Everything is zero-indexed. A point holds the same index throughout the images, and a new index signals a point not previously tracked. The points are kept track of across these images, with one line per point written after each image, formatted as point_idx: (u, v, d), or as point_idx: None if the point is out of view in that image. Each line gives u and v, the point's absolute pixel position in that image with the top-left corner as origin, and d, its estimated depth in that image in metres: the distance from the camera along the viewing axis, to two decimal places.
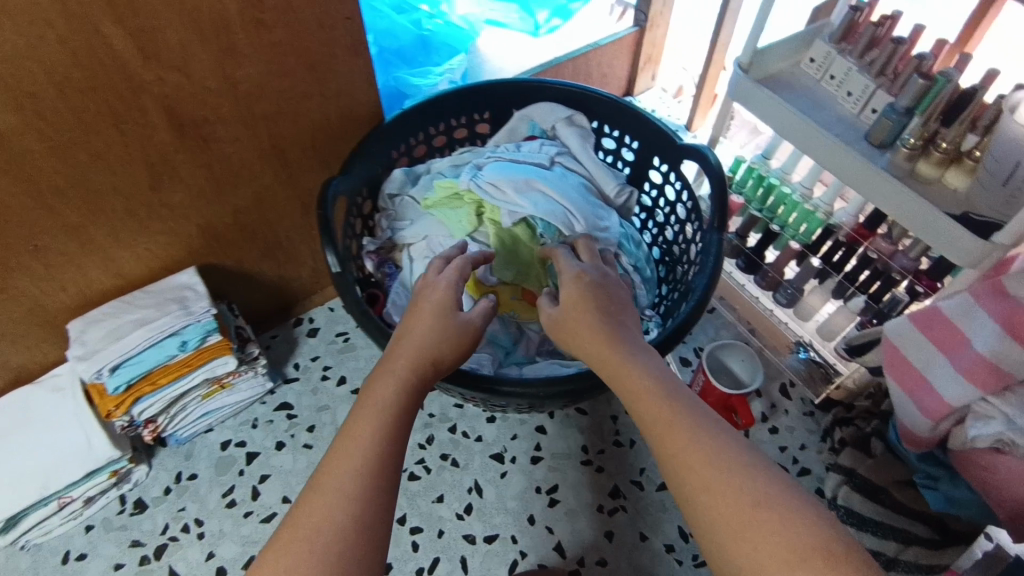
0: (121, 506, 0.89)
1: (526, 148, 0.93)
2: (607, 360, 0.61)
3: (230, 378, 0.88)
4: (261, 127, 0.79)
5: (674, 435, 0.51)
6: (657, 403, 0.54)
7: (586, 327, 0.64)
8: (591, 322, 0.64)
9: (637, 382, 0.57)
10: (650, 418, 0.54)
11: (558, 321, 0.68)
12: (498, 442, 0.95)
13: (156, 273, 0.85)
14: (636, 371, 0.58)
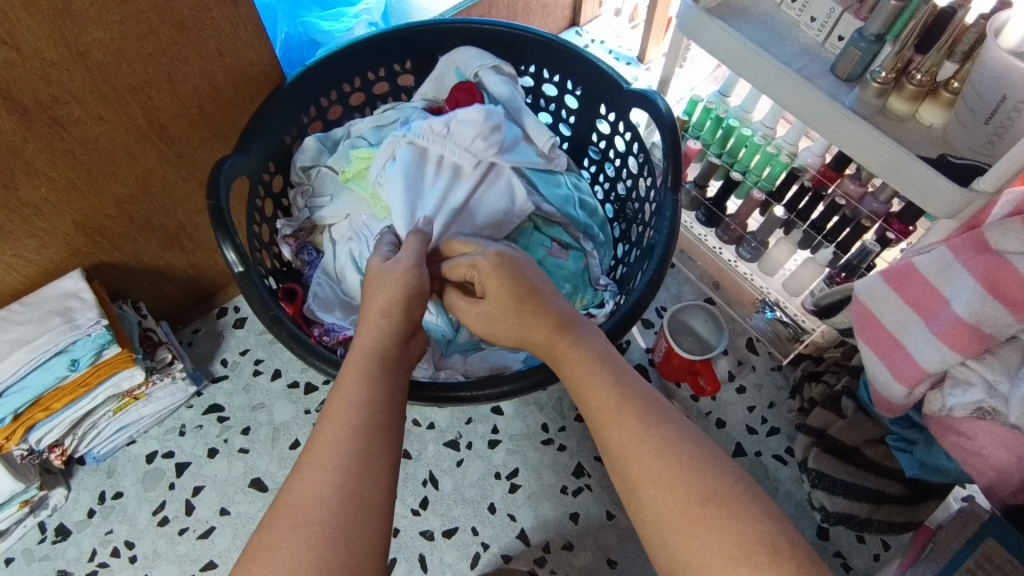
0: (41, 535, 0.80)
1: (459, 128, 0.77)
2: (562, 360, 0.54)
3: (144, 388, 0.79)
4: (129, 101, 0.67)
5: (633, 457, 0.45)
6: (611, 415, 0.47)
7: (527, 318, 0.56)
8: (532, 313, 0.56)
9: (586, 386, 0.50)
10: (606, 434, 0.47)
11: (483, 309, 0.60)
12: (452, 429, 0.88)
13: (33, 281, 0.74)
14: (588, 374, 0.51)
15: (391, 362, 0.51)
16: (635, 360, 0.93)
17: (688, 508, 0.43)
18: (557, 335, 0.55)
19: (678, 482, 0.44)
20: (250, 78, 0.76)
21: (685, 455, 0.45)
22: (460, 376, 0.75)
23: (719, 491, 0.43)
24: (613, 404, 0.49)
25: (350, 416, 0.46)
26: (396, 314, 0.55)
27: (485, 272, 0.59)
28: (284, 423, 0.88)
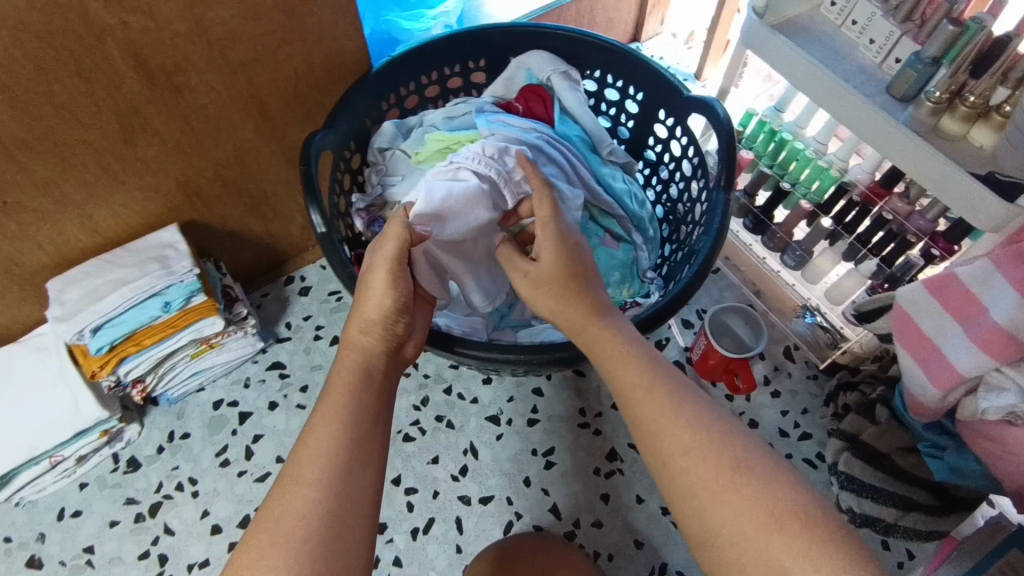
0: (114, 464, 0.88)
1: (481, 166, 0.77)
2: (595, 340, 0.58)
3: (219, 338, 0.86)
4: (238, 75, 0.75)
5: (674, 442, 0.49)
6: (656, 408, 0.51)
7: (573, 297, 0.60)
8: (578, 295, 0.60)
9: (631, 373, 0.54)
10: (647, 421, 0.51)
11: (534, 271, 0.62)
12: (494, 405, 0.93)
13: (135, 231, 0.82)
14: (632, 368, 0.54)
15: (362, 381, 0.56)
16: (672, 357, 0.97)
17: (720, 477, 0.46)
18: (587, 318, 0.59)
19: (708, 453, 0.48)
20: (341, 63, 0.83)
21: (716, 431, 0.49)
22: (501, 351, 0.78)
23: (754, 469, 0.47)
24: (644, 384, 0.53)
25: (337, 424, 0.52)
26: (374, 332, 0.58)
27: (546, 243, 0.62)
28: None
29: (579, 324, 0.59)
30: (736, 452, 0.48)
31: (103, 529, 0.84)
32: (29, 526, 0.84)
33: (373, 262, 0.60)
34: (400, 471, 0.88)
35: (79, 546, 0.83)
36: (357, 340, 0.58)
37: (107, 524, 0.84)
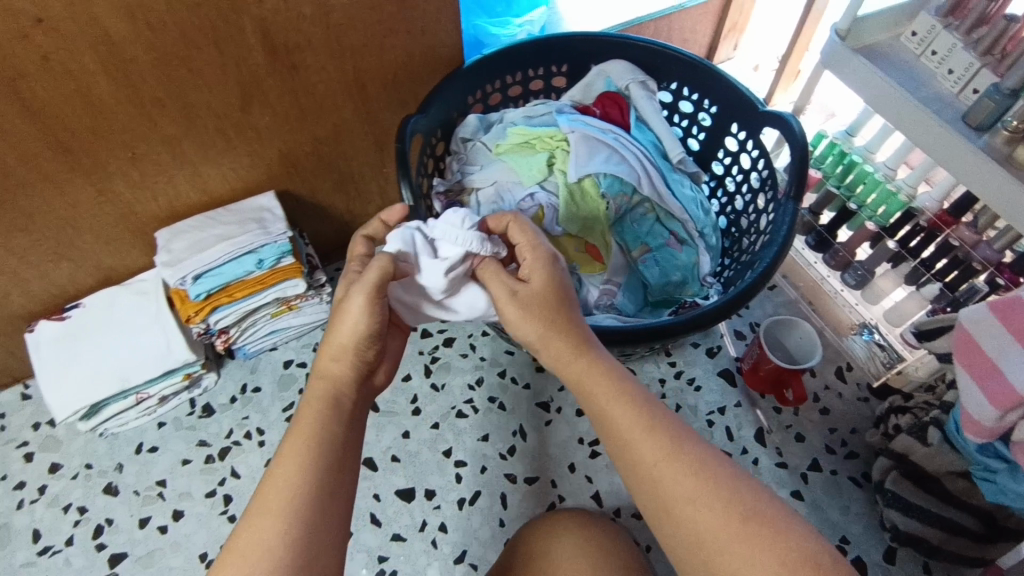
0: (190, 409, 0.95)
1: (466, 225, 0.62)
2: (586, 378, 0.58)
3: (299, 301, 0.93)
4: (347, 59, 0.82)
5: (680, 490, 0.51)
6: (660, 456, 0.53)
7: (566, 328, 0.59)
8: (570, 323, 0.59)
9: (630, 420, 0.55)
10: (650, 466, 0.53)
11: (524, 292, 0.60)
12: (545, 391, 0.97)
13: (238, 194, 0.90)
14: (630, 411, 0.55)
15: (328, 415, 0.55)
16: (723, 365, 0.99)
17: (730, 527, 0.49)
18: (574, 352, 0.59)
19: (713, 502, 0.50)
20: (436, 57, 0.90)
21: (721, 477, 0.52)
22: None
23: (760, 513, 0.50)
24: (643, 427, 0.54)
25: (307, 454, 0.52)
26: (345, 358, 0.57)
27: (536, 266, 0.60)
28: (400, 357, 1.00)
29: (570, 361, 0.58)
30: (743, 499, 0.50)
31: (175, 466, 0.90)
32: (109, 455, 0.90)
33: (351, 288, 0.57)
34: (452, 444, 0.93)
35: (152, 479, 0.89)
36: (329, 369, 0.57)
37: (180, 462, 0.90)
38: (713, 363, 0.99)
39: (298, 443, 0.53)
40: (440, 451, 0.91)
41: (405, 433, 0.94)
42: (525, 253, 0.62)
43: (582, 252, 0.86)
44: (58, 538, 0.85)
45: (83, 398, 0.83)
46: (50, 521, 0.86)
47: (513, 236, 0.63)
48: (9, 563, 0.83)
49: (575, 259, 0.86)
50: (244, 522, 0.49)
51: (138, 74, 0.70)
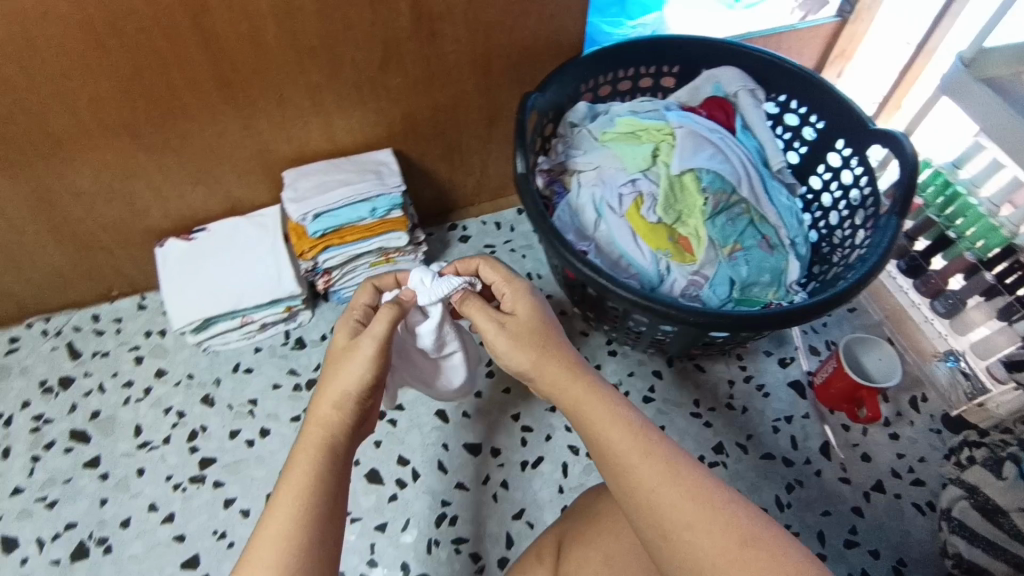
0: (285, 340, 1.02)
1: (434, 285, 0.71)
2: (582, 401, 0.61)
3: (396, 254, 1.00)
4: (480, 34, 0.88)
5: (678, 512, 0.52)
6: (655, 477, 0.54)
7: (555, 357, 0.64)
8: (559, 350, 0.65)
9: (623, 441, 0.57)
10: (646, 486, 0.54)
11: (513, 323, 0.67)
12: (614, 374, 1.01)
13: (360, 146, 0.97)
14: (625, 432, 0.58)
15: (323, 459, 0.56)
16: (794, 376, 1.00)
17: (731, 549, 0.50)
18: (570, 376, 0.63)
19: (711, 526, 0.51)
20: (559, 44, 0.95)
21: (721, 499, 0.53)
22: (641, 328, 0.84)
23: (761, 538, 0.50)
24: (640, 449, 0.56)
25: (306, 492, 0.54)
26: (346, 406, 0.60)
27: (518, 298, 0.69)
28: None
29: (566, 385, 0.63)
30: (745, 525, 0.51)
31: (266, 389, 0.97)
32: (209, 369, 0.99)
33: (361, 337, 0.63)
34: (522, 410, 0.97)
35: (245, 397, 0.96)
36: (328, 414, 0.59)
37: (270, 386, 0.98)
38: (784, 373, 1.00)
39: (298, 486, 0.54)
40: (509, 414, 0.96)
41: (477, 392, 0.99)
42: (503, 288, 0.71)
43: (675, 241, 0.88)
44: (157, 436, 0.92)
45: (197, 310, 0.92)
46: (151, 420, 0.93)
47: (485, 275, 0.73)
48: (111, 450, 0.91)
49: (667, 247, 0.88)
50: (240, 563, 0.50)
51: (301, 22, 0.77)
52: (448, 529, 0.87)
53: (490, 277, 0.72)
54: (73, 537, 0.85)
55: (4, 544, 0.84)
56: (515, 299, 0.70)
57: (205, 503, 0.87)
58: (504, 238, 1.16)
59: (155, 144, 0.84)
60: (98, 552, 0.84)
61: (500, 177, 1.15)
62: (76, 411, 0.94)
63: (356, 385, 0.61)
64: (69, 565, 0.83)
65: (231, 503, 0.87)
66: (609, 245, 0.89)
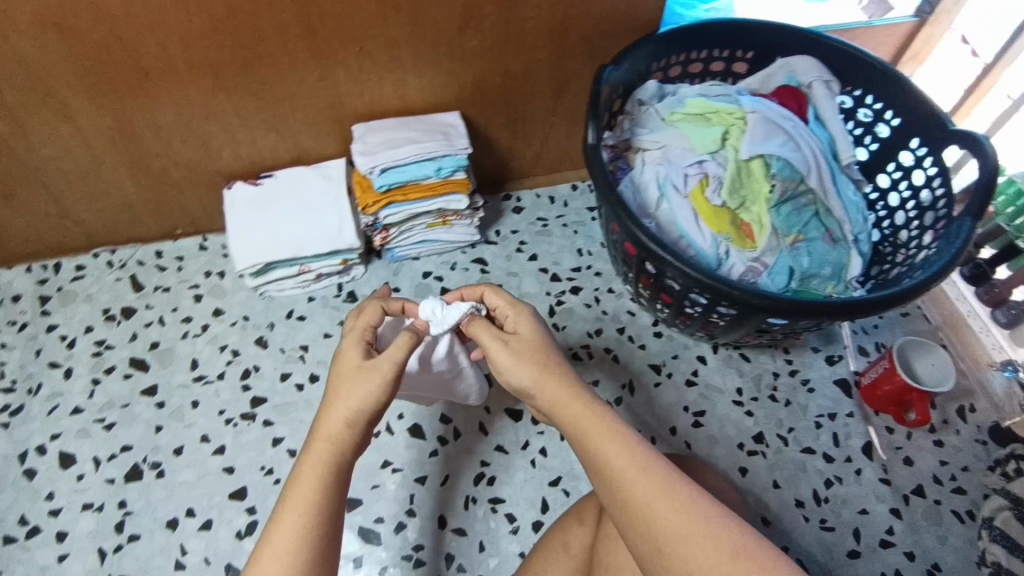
0: (337, 292, 1.04)
1: (445, 313, 0.74)
2: (581, 419, 0.62)
3: (453, 217, 1.02)
4: (561, 3, 0.88)
5: (672, 526, 0.54)
6: (651, 492, 0.56)
7: (555, 377, 0.65)
8: (561, 369, 0.66)
9: (620, 458, 0.58)
10: (642, 500, 0.56)
11: (516, 341, 0.68)
12: (659, 355, 1.01)
13: (429, 106, 0.98)
14: (622, 447, 0.59)
15: (331, 477, 0.58)
16: (840, 374, 0.99)
17: (722, 562, 0.52)
18: (569, 394, 0.64)
19: (703, 540, 0.53)
20: (636, 19, 0.94)
21: (714, 514, 0.55)
22: (696, 309, 0.85)
23: (753, 552, 0.52)
24: (635, 466, 0.57)
25: (312, 510, 0.55)
26: (356, 424, 0.61)
27: (522, 321, 0.70)
28: (529, 293, 1.07)
29: (564, 403, 0.64)
30: (737, 538, 0.53)
31: (317, 337, 1.00)
32: (264, 314, 1.01)
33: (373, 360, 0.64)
34: None
35: (297, 343, 0.99)
36: (338, 433, 0.60)
37: (321, 334, 1.00)
38: (831, 370, 0.99)
39: (307, 505, 0.56)
40: None
41: None
42: (506, 311, 0.73)
43: (737, 226, 0.86)
44: (212, 372, 0.95)
45: (260, 254, 0.94)
46: (207, 356, 0.97)
47: (489, 300, 0.74)
48: (168, 381, 0.94)
49: (729, 231, 0.86)
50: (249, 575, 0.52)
51: None
52: (486, 489, 0.89)
53: (494, 300, 0.74)
54: (128, 458, 0.88)
55: (63, 458, 0.88)
56: (518, 324, 0.71)
57: (254, 440, 0.90)
58: (557, 212, 1.16)
59: (235, 87, 0.85)
60: (151, 475, 0.87)
61: (558, 151, 1.15)
62: (136, 340, 0.97)
63: (365, 407, 0.62)
64: (123, 485, 0.86)
65: (279, 442, 0.90)
66: (672, 224, 0.88)
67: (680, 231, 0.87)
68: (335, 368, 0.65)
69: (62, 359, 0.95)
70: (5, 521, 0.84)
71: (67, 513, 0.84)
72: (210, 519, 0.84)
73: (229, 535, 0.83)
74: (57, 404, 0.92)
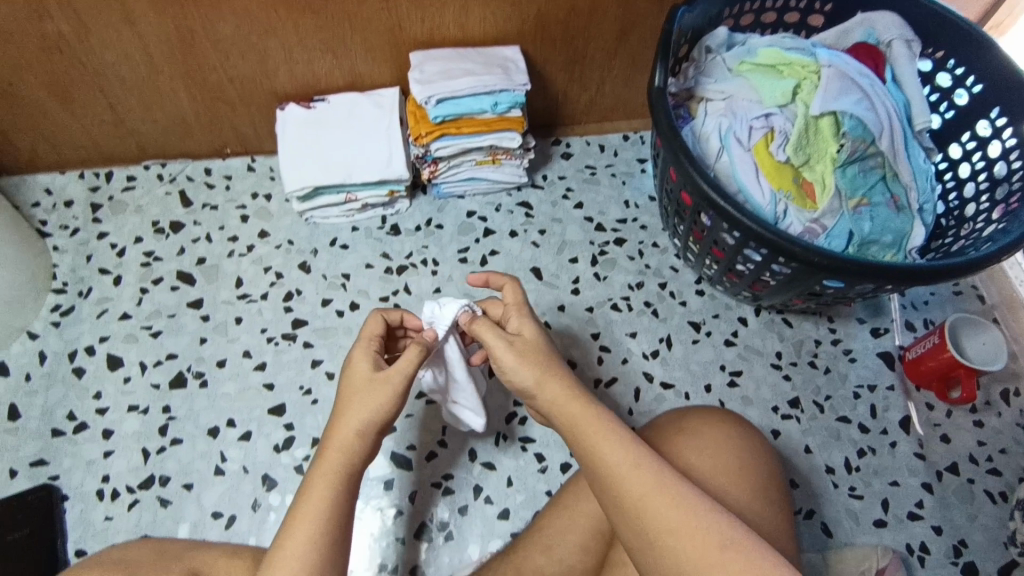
0: (381, 224, 1.04)
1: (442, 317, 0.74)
2: (578, 418, 0.61)
3: (503, 156, 0.99)
4: None
5: (666, 522, 0.54)
6: (646, 489, 0.55)
7: (555, 379, 0.63)
8: (561, 372, 0.64)
9: (618, 457, 0.57)
10: (636, 497, 0.55)
11: (519, 341, 0.66)
12: (699, 313, 1.00)
13: (489, 38, 0.96)
14: (617, 445, 0.58)
15: (341, 488, 0.57)
16: (884, 347, 0.97)
17: (709, 555, 0.52)
18: (570, 394, 0.62)
19: (694, 534, 0.53)
20: None
21: (703, 505, 0.55)
22: (748, 267, 0.83)
23: (740, 542, 0.53)
24: (631, 463, 0.56)
25: (320, 521, 0.54)
26: (367, 435, 0.60)
27: (525, 325, 0.69)
28: (572, 241, 1.06)
29: (563, 403, 0.62)
30: (726, 531, 0.53)
31: (359, 266, 1.00)
32: (308, 240, 1.02)
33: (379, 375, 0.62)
34: (602, 330, 0.99)
35: (340, 270, 1.00)
36: (349, 442, 0.59)
37: (364, 264, 1.00)
38: (875, 342, 0.97)
39: (322, 518, 0.55)
40: (591, 332, 0.98)
41: (561, 306, 1.00)
42: (512, 313, 0.70)
43: (798, 183, 0.84)
44: (256, 291, 0.97)
45: (308, 178, 0.94)
46: (252, 276, 0.98)
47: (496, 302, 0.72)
48: (213, 296, 0.96)
49: (791, 189, 0.84)
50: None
51: None
52: (517, 428, 0.90)
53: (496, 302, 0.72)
54: (173, 367, 0.91)
55: (111, 361, 0.91)
56: (520, 330, 0.68)
57: (294, 359, 0.92)
58: (606, 161, 1.13)
59: (297, 3, 0.84)
60: (195, 384, 0.90)
61: (614, 98, 1.11)
62: (184, 255, 0.98)
63: (374, 419, 0.60)
64: (167, 391, 0.89)
65: (318, 364, 0.92)
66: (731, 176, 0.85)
67: (739, 185, 0.83)
68: (345, 379, 0.64)
69: (112, 266, 0.97)
70: (55, 415, 0.87)
71: (114, 412, 0.87)
72: (249, 431, 0.87)
73: (267, 447, 0.86)
74: (106, 309, 0.94)
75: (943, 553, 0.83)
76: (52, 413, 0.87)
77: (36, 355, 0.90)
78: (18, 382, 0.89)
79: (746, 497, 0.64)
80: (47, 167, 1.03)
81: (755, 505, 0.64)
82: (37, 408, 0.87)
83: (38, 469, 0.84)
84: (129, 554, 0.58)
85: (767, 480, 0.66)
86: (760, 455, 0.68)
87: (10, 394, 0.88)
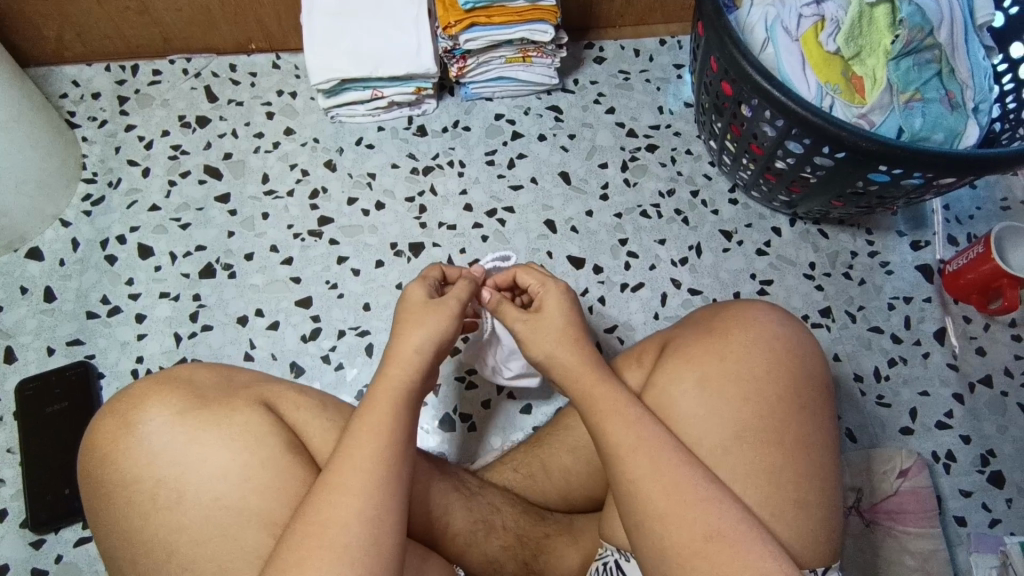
0: (407, 125, 1.01)
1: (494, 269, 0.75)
2: (590, 391, 0.59)
3: (535, 53, 0.95)
4: None
5: (653, 506, 0.52)
6: (642, 473, 0.53)
7: (567, 354, 0.62)
8: (572, 351, 0.62)
9: (621, 437, 0.55)
10: (629, 479, 0.54)
11: (535, 317, 0.65)
12: (732, 222, 0.97)
13: None
14: (623, 421, 0.56)
15: (404, 398, 0.56)
16: (923, 260, 0.94)
17: (692, 546, 0.51)
18: (582, 366, 0.61)
19: (681, 522, 0.51)
20: None
21: (698, 492, 0.53)
22: (788, 161, 0.80)
23: (731, 535, 0.51)
24: (630, 443, 0.55)
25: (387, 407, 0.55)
26: (426, 351, 0.59)
27: (550, 297, 0.65)
28: (602, 146, 1.02)
29: (576, 377, 0.60)
30: (714, 521, 0.51)
31: (385, 166, 0.98)
32: (335, 138, 1.00)
33: (428, 314, 0.62)
34: (630, 236, 0.96)
35: (365, 169, 0.98)
36: (409, 356, 0.59)
37: (390, 164, 0.99)
38: (914, 255, 0.94)
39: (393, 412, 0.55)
40: (618, 238, 0.96)
41: (588, 212, 0.98)
42: (535, 289, 0.67)
43: (847, 78, 0.80)
44: (282, 187, 0.96)
45: (333, 71, 0.91)
46: (278, 172, 0.97)
47: (521, 281, 0.69)
48: (240, 191, 0.96)
49: (839, 83, 0.79)
50: (337, 463, 0.52)
51: None
52: None
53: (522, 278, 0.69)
54: (202, 257, 0.91)
55: (141, 249, 0.92)
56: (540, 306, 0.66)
57: (320, 255, 0.92)
58: (641, 67, 1.08)
59: None
60: (224, 275, 0.90)
61: None
62: (210, 149, 0.98)
63: (433, 335, 0.60)
64: (197, 280, 0.90)
65: (344, 260, 0.92)
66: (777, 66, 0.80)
67: (786, 77, 0.79)
68: (402, 305, 0.63)
69: (140, 158, 0.97)
70: (89, 298, 0.89)
71: (146, 298, 0.89)
72: (277, 321, 0.88)
73: (295, 336, 0.87)
74: (135, 201, 0.94)
75: (970, 462, 0.83)
76: (86, 297, 0.89)
77: (69, 242, 0.92)
78: (52, 266, 0.90)
79: (776, 416, 0.59)
80: (74, 58, 1.02)
81: (784, 421, 0.59)
82: (71, 291, 0.89)
83: (75, 348, 0.86)
84: (198, 375, 0.59)
85: (818, 403, 0.60)
86: (798, 358, 0.61)
87: (45, 278, 0.90)
